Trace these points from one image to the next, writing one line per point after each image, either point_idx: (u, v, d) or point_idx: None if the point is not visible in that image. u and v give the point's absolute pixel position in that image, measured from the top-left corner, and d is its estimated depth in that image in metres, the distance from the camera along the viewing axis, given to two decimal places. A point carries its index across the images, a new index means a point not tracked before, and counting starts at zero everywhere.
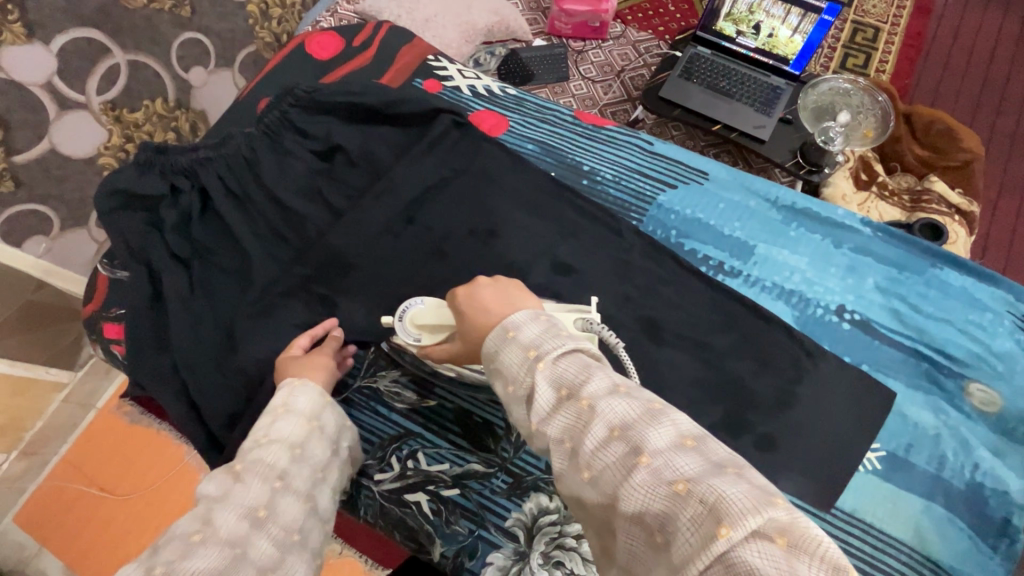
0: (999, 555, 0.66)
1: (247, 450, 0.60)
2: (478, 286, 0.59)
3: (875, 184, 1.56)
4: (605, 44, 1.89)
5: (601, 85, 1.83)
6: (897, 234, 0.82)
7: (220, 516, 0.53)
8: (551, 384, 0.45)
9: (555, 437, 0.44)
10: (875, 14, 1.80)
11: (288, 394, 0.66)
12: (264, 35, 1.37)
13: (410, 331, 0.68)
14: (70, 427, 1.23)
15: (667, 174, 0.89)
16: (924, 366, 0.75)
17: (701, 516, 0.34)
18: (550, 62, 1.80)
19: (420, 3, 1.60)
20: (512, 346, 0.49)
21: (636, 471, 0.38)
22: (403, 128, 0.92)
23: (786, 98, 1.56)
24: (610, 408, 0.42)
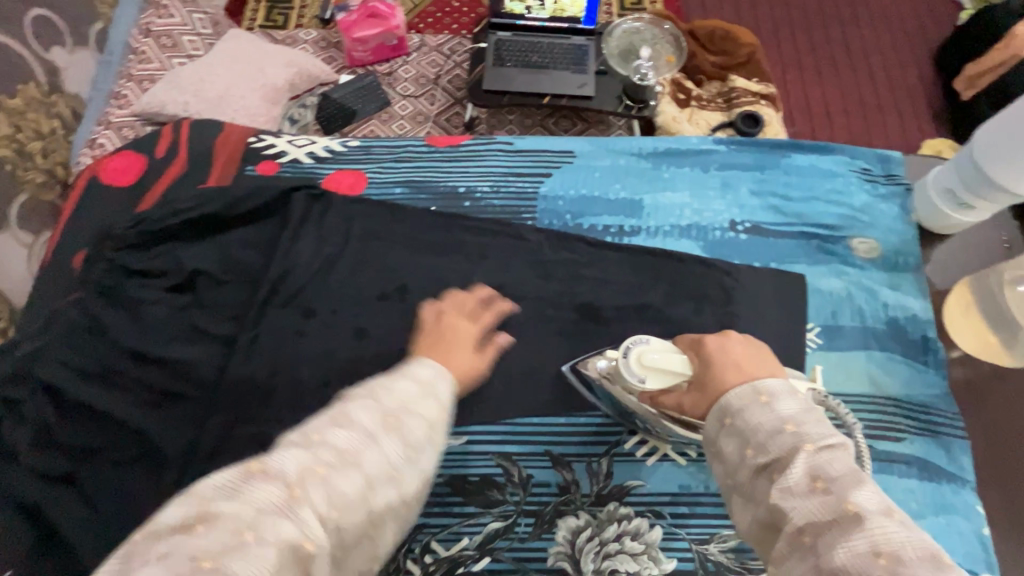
0: (932, 367, 0.77)
1: (395, 408, 0.53)
2: (730, 341, 0.57)
3: (692, 99, 1.71)
4: (410, 58, 1.88)
5: (424, 97, 1.81)
6: (746, 142, 0.91)
7: (362, 457, 0.48)
8: (806, 471, 0.45)
9: (790, 519, 0.44)
10: None
11: (432, 373, 0.58)
12: (32, 176, 1.16)
13: (635, 371, 0.61)
14: None
15: (538, 165, 0.90)
16: (814, 242, 0.84)
17: None
18: (367, 92, 1.72)
19: (204, 81, 1.45)
20: (762, 409, 0.50)
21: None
22: (259, 223, 0.82)
23: (592, 51, 1.68)
24: (879, 531, 0.41)
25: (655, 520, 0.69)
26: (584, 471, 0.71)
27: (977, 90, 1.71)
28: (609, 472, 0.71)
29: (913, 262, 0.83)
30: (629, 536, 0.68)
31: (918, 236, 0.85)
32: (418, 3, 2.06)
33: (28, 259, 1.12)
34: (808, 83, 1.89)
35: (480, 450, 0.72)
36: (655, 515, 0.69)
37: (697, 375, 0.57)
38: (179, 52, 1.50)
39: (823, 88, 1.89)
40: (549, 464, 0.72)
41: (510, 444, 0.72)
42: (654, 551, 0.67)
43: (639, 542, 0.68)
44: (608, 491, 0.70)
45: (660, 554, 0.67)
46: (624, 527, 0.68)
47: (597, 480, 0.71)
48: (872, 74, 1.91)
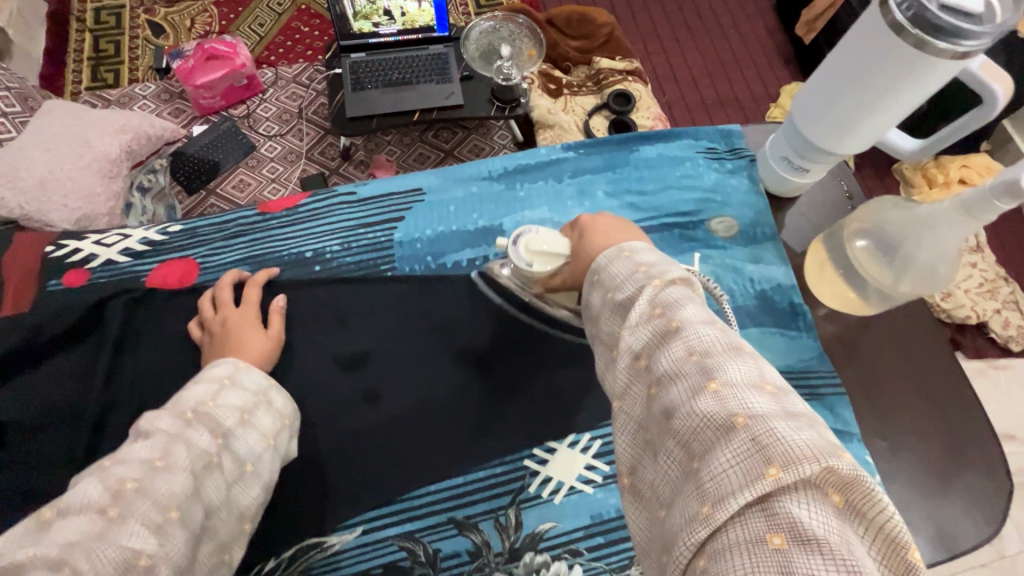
0: (805, 330, 0.79)
1: (196, 406, 0.53)
2: (598, 217, 0.63)
3: (563, 87, 1.70)
4: (266, 95, 1.76)
5: (290, 134, 1.71)
6: (592, 144, 0.89)
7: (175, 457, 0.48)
8: (648, 302, 0.45)
9: (630, 347, 0.44)
10: None
11: (234, 366, 0.60)
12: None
13: (524, 255, 0.68)
14: None
15: (387, 210, 0.84)
16: (676, 233, 0.84)
17: (749, 452, 0.33)
18: (224, 141, 1.65)
19: (18, 169, 1.24)
20: (625, 262, 0.50)
21: (702, 394, 0.37)
22: (69, 347, 0.70)
23: (453, 58, 1.63)
24: (695, 336, 0.41)
25: (573, 559, 0.66)
26: (492, 528, 0.67)
27: (816, 31, 1.81)
28: (518, 522, 0.68)
29: (770, 231, 0.85)
30: None
31: (769, 204, 0.88)
32: (263, 34, 1.91)
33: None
34: (669, 53, 1.95)
35: (378, 538, 0.66)
36: (573, 554, 0.67)
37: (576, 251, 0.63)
38: None
39: (684, 55, 1.94)
40: (455, 531, 0.67)
41: (409, 522, 0.67)
42: None
43: None
44: (521, 542, 0.67)
45: None
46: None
47: (508, 534, 0.67)
48: (724, 32, 1.99)
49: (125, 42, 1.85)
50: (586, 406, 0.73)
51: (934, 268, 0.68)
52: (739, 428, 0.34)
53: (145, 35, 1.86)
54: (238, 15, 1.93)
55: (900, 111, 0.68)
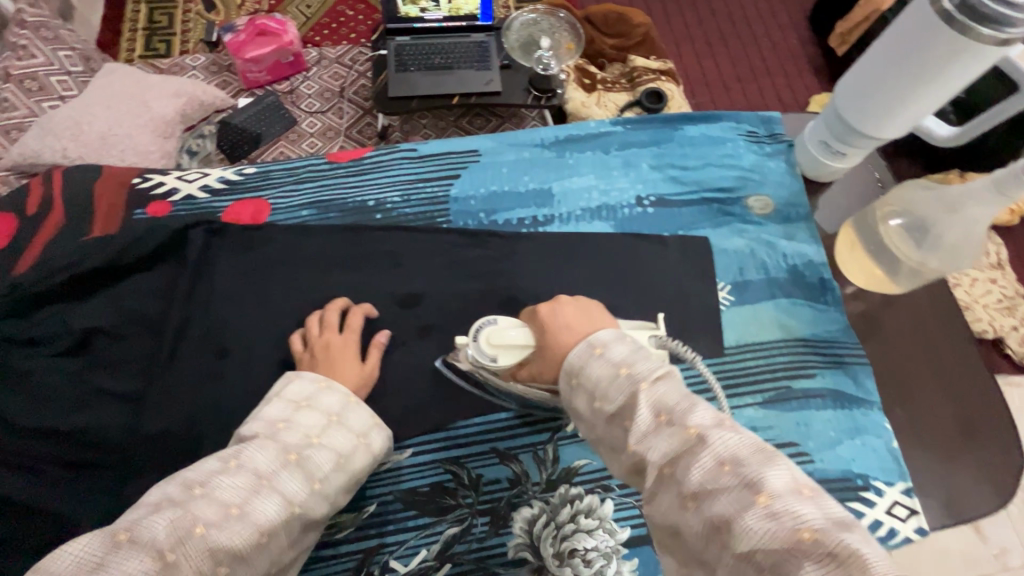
0: (832, 304, 0.83)
1: (299, 444, 0.54)
2: (562, 306, 0.59)
3: (598, 83, 1.76)
4: (310, 73, 1.83)
5: (332, 111, 1.77)
6: (640, 120, 0.95)
7: (256, 503, 0.47)
8: (651, 407, 0.46)
9: (650, 459, 0.44)
10: None
11: (311, 390, 0.61)
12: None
13: (486, 351, 0.64)
14: None
15: (445, 168, 0.89)
16: (715, 207, 0.89)
17: (825, 571, 0.35)
18: (268, 114, 1.69)
19: (81, 123, 1.31)
20: (603, 362, 0.50)
21: (752, 510, 0.38)
22: (154, 270, 0.78)
23: (494, 46, 1.69)
24: (722, 442, 0.42)
25: (605, 494, 0.71)
26: (531, 460, 0.72)
27: (849, 44, 1.88)
28: (556, 457, 0.73)
29: (804, 211, 0.89)
30: (583, 513, 0.70)
31: (804, 186, 0.92)
32: (310, 16, 1.98)
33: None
34: (701, 56, 1.99)
35: (427, 460, 0.72)
36: (605, 490, 0.71)
37: (537, 342, 0.60)
38: (51, 95, 1.36)
39: (715, 59, 1.99)
40: (497, 460, 0.72)
41: (455, 448, 0.72)
42: (608, 523, 0.69)
43: (592, 518, 0.69)
44: (557, 475, 0.72)
45: (614, 525, 0.69)
46: (577, 506, 0.70)
47: (546, 467, 0.72)
48: (756, 39, 2.03)
49: (178, 15, 1.93)
50: None
51: (960, 247, 0.74)
52: (807, 546, 0.36)
53: (198, 10, 1.95)
54: None
55: (941, 97, 0.72)
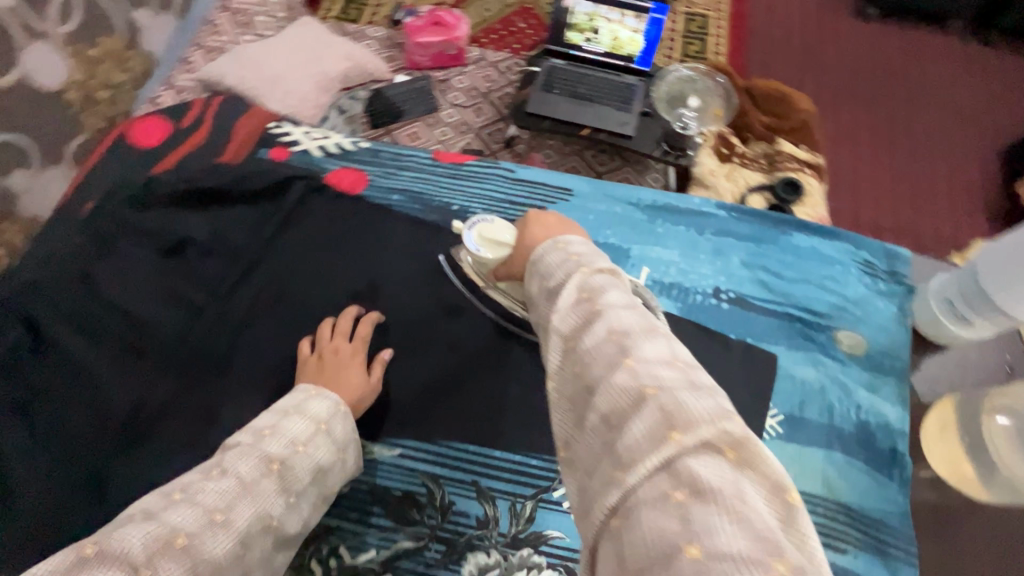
0: (896, 481, 0.72)
1: (282, 452, 0.58)
2: (548, 210, 0.60)
3: (736, 155, 1.60)
4: (466, 70, 1.91)
5: (471, 109, 1.83)
6: (748, 211, 0.88)
7: (233, 512, 0.52)
8: (576, 287, 0.44)
9: (556, 327, 0.43)
10: (700, 5, 2.00)
11: (302, 399, 0.66)
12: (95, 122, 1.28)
13: (475, 241, 0.69)
14: None
15: (535, 197, 0.89)
16: (797, 326, 0.81)
17: (657, 420, 0.34)
18: (417, 95, 1.77)
19: (263, 61, 1.51)
20: (559, 252, 0.48)
21: (618, 370, 0.38)
22: (255, 204, 0.86)
23: (641, 92, 1.66)
24: (616, 315, 0.41)
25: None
26: (506, 509, 0.70)
27: None
28: (531, 516, 0.70)
29: (901, 367, 0.78)
30: None
31: (912, 341, 0.81)
32: (486, 18, 2.11)
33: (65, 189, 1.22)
34: (860, 160, 1.81)
35: (410, 466, 0.72)
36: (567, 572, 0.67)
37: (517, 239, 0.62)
38: (251, 30, 1.58)
39: (874, 167, 1.81)
40: (474, 495, 0.71)
41: (439, 466, 0.72)
42: None
43: None
44: (525, 535, 0.69)
45: None
46: None
47: (517, 522, 0.70)
48: (930, 160, 1.82)
49: None
50: None
51: None
52: (650, 400, 0.35)
53: None
54: None
55: None
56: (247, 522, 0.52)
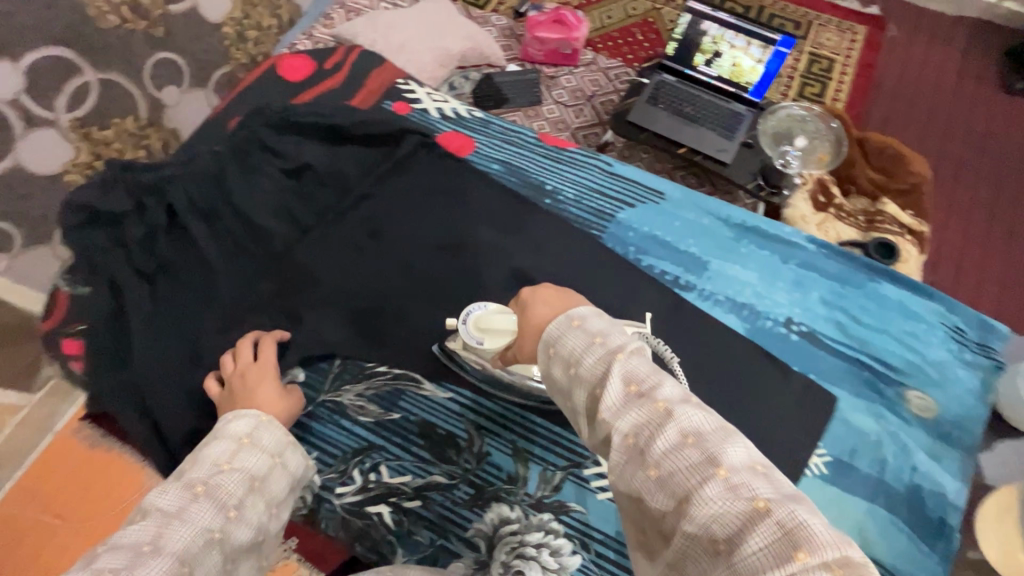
0: (937, 554, 0.69)
1: (206, 475, 0.60)
2: (541, 289, 0.58)
3: (833, 206, 1.55)
4: (575, 70, 1.95)
5: (573, 109, 1.88)
6: (839, 251, 0.87)
7: (165, 538, 0.54)
8: (622, 380, 0.47)
9: (616, 427, 0.46)
10: (830, 46, 1.91)
11: (225, 422, 0.67)
12: (240, 57, 1.38)
13: (474, 335, 0.70)
14: (27, 449, 1.16)
15: (626, 194, 0.92)
16: (866, 374, 0.79)
17: (774, 535, 0.37)
18: (524, 87, 1.84)
19: (393, 29, 1.66)
20: (577, 332, 0.51)
21: (711, 481, 0.41)
22: (372, 147, 0.94)
23: (747, 123, 1.64)
24: (685, 415, 0.44)
25: (579, 548, 0.69)
26: (537, 473, 0.74)
27: None
28: (559, 486, 0.73)
29: (969, 442, 0.75)
30: (548, 550, 0.69)
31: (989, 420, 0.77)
32: (607, 24, 2.14)
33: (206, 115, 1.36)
34: (969, 240, 1.68)
35: (458, 410, 0.77)
36: (581, 545, 0.70)
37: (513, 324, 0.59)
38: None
39: (986, 250, 1.67)
40: (509, 452, 0.75)
41: (484, 417, 0.77)
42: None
43: (554, 559, 0.69)
44: (549, 501, 0.72)
45: None
46: (547, 540, 0.69)
47: (544, 487, 0.73)
48: None
49: None
50: None
51: None
52: (760, 513, 0.38)
53: None
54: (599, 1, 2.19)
55: None
56: (181, 545, 0.54)
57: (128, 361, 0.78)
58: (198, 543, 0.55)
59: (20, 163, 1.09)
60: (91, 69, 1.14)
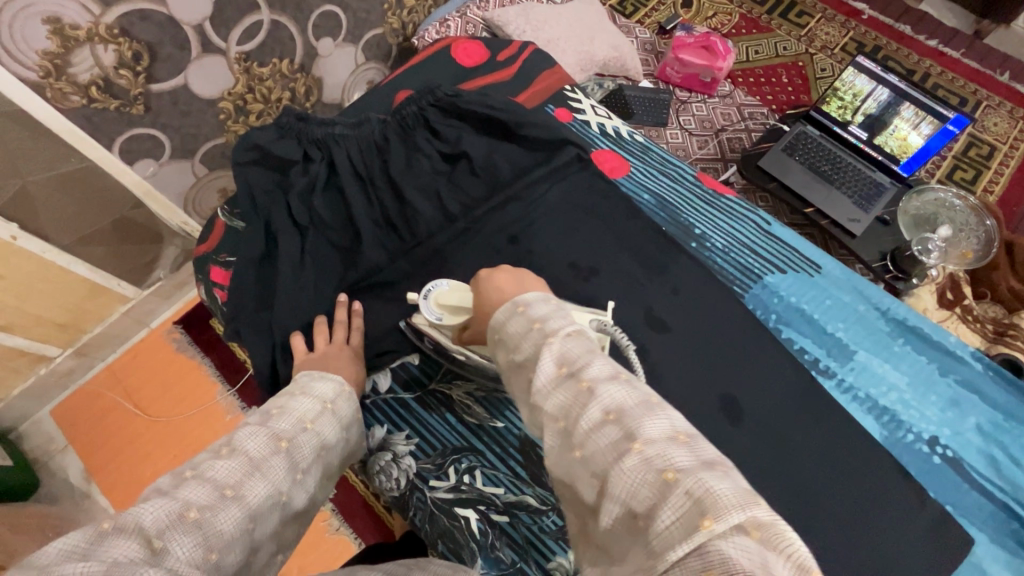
0: None
1: (290, 431, 0.62)
2: (498, 271, 0.63)
3: (960, 306, 1.41)
4: (709, 100, 1.85)
5: (697, 139, 1.79)
6: (1006, 377, 0.79)
7: (247, 486, 0.54)
8: (554, 361, 0.48)
9: (546, 409, 0.46)
10: (994, 133, 1.82)
11: (307, 379, 0.69)
12: (393, 22, 1.51)
13: (433, 310, 0.72)
14: (123, 337, 1.49)
15: (779, 257, 0.87)
16: (1012, 524, 0.72)
17: (685, 505, 0.37)
18: (652, 105, 1.76)
19: (546, 23, 1.63)
20: (520, 318, 0.53)
21: (627, 455, 0.41)
22: (529, 149, 0.93)
23: (887, 197, 1.47)
24: (608, 393, 0.44)
25: None
26: None
27: None
28: None
29: None
30: None
31: None
32: (751, 60, 1.98)
33: (350, 70, 1.46)
34: None
35: None
36: None
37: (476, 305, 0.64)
38: None
39: None
40: None
41: None
42: None
43: None
44: None
45: None
46: None
47: None
48: None
49: None
50: None
51: None
52: (669, 482, 0.38)
53: None
54: (749, 33, 2.02)
55: None
56: (257, 500, 0.54)
57: (267, 303, 0.82)
58: (270, 500, 0.55)
59: (188, 83, 1.10)
60: (267, 9, 1.13)
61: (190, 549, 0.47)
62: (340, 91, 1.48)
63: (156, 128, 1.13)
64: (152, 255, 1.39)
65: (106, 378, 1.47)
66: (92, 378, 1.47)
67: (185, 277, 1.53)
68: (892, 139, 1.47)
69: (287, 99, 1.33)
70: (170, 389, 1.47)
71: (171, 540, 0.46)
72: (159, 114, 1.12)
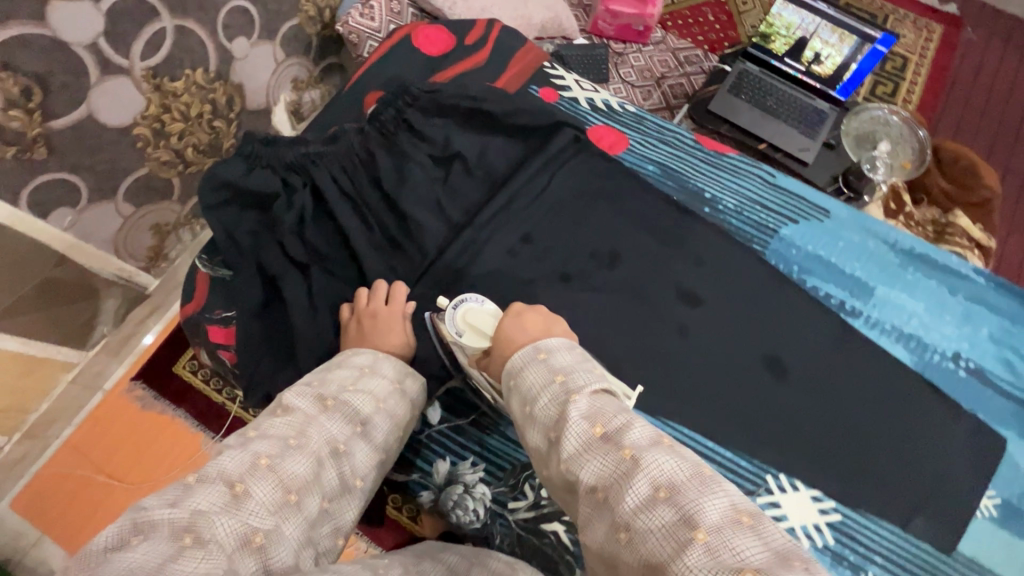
0: None
1: (366, 413, 0.61)
2: (530, 310, 0.66)
3: (902, 214, 1.40)
4: (645, 49, 1.82)
5: (640, 90, 1.76)
6: (1009, 288, 0.85)
7: (331, 472, 0.56)
8: (585, 419, 0.50)
9: (583, 478, 0.48)
10: (904, 44, 1.92)
11: (373, 357, 0.67)
12: (308, 8, 1.29)
13: (457, 323, 0.69)
14: (76, 408, 1.31)
15: (788, 208, 0.89)
16: None
17: None
18: (590, 63, 1.68)
19: None
20: (541, 366, 0.56)
21: (693, 546, 0.41)
22: (519, 138, 0.88)
23: (830, 121, 1.47)
24: (654, 464, 0.45)
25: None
26: None
27: None
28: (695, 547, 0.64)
29: None
30: None
31: None
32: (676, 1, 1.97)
33: (271, 69, 1.27)
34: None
35: None
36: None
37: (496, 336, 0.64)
38: None
39: None
40: None
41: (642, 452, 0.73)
42: None
43: None
44: None
45: None
46: None
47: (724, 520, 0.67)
48: None
49: None
50: (846, 479, 0.73)
51: None
52: None
53: None
54: None
55: None
56: (337, 477, 0.57)
57: (287, 358, 0.75)
58: (348, 484, 0.58)
59: (93, 112, 0.94)
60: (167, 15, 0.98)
61: (292, 537, 0.51)
62: (265, 94, 1.29)
63: (65, 171, 0.97)
64: (89, 312, 1.22)
65: (69, 454, 1.29)
66: (51, 458, 1.29)
67: (132, 327, 1.35)
68: (824, 61, 1.49)
69: (209, 114, 1.16)
70: (147, 449, 1.31)
71: (276, 531, 0.49)
72: (66, 154, 0.95)
